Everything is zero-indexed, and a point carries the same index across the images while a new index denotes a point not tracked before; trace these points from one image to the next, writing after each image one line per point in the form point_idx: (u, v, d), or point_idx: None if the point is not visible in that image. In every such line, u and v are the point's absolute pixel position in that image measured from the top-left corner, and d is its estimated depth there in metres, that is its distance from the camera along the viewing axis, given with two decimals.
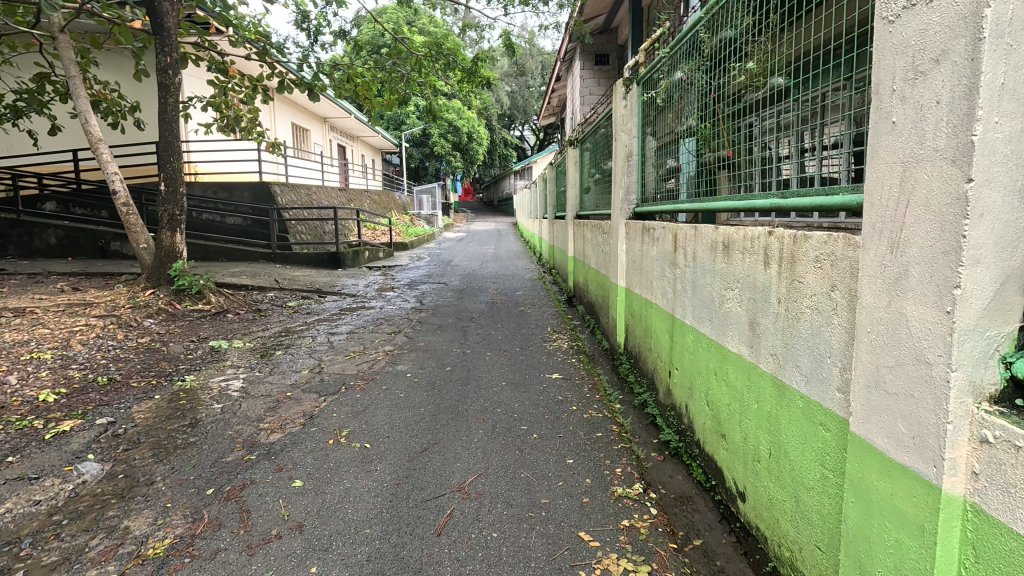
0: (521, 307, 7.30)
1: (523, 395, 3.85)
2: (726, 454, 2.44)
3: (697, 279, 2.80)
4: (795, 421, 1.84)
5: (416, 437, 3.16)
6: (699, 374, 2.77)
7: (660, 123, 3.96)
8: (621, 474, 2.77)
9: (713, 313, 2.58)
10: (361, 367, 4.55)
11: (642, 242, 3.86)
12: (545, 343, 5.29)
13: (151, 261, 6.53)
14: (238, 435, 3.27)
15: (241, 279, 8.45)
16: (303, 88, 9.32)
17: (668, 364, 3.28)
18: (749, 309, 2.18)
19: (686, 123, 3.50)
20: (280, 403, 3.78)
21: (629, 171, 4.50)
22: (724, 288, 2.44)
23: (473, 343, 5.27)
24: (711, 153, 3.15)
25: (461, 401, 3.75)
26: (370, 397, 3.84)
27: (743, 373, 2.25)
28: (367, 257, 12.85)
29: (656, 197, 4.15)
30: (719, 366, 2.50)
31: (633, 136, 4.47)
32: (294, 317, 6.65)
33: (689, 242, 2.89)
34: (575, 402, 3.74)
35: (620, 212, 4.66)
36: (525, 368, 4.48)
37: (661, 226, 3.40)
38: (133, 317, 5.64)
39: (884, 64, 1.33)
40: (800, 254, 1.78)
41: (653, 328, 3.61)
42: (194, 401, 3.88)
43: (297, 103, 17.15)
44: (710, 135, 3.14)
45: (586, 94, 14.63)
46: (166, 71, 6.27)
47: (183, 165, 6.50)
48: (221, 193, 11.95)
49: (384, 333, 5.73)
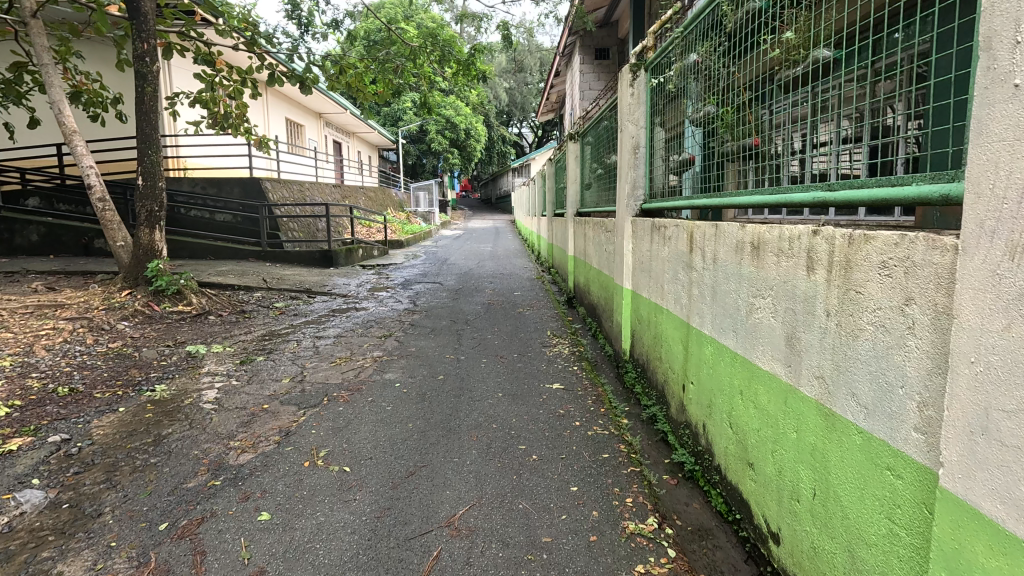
0: (519, 309, 6.97)
1: (521, 409, 3.53)
2: (754, 486, 2.13)
3: (717, 283, 2.49)
4: (849, 459, 1.53)
5: (402, 459, 2.85)
6: (720, 392, 2.46)
7: (671, 112, 3.63)
8: (632, 504, 2.45)
9: (737, 323, 2.27)
10: (347, 376, 4.22)
11: (651, 241, 3.54)
12: (545, 349, 4.96)
13: (128, 260, 6.19)
14: (204, 456, 2.95)
15: (228, 278, 8.11)
16: (295, 81, 8.96)
17: (683, 377, 2.97)
18: (785, 322, 1.87)
19: (701, 111, 3.15)
20: (255, 417, 3.45)
21: (636, 165, 4.16)
22: (753, 295, 2.12)
23: (467, 349, 4.94)
24: (729, 142, 2.81)
25: (453, 415, 3.42)
26: (354, 410, 3.51)
27: (776, 395, 1.94)
28: (361, 255, 12.51)
29: (665, 193, 3.81)
30: (746, 384, 2.19)
31: (640, 127, 4.13)
32: (280, 319, 6.32)
33: (708, 242, 2.58)
34: (578, 416, 3.41)
35: (626, 208, 4.33)
36: (524, 376, 4.16)
37: (673, 224, 3.08)
38: (106, 320, 5.30)
39: (999, 11, 1.01)
40: (858, 256, 1.47)
41: (664, 336, 3.30)
42: (162, 414, 3.55)
43: (290, 97, 16.80)
44: (728, 123, 2.79)
45: (586, 89, 14.32)
46: (143, 59, 5.91)
47: (163, 158, 6.15)
48: (211, 189, 11.59)
49: (374, 337, 5.40)
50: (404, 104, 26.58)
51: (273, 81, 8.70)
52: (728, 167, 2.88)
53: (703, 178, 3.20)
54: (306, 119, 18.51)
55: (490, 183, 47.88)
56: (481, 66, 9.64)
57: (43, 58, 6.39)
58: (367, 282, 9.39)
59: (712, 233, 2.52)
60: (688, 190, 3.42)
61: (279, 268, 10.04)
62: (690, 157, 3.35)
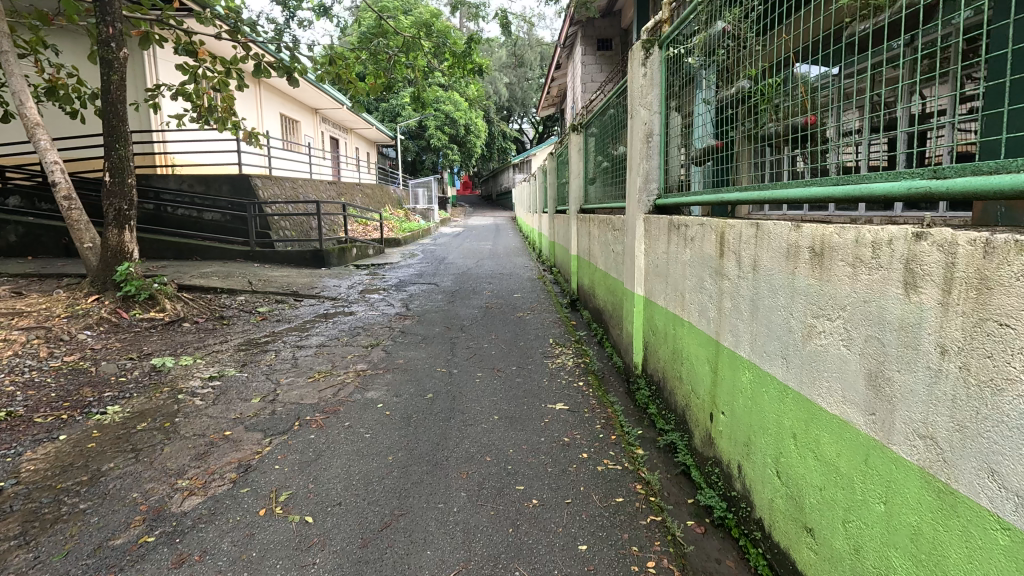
0: (519, 312, 6.49)
1: (521, 436, 3.07)
2: (813, 557, 1.68)
3: (757, 295, 2.03)
4: (979, 562, 1.09)
5: (377, 505, 2.40)
6: (761, 430, 2.01)
7: (695, 92, 3.13)
8: (656, 570, 1.98)
9: (789, 348, 1.81)
10: (325, 394, 3.74)
11: (668, 241, 3.09)
12: (547, 359, 4.50)
13: (96, 262, 5.73)
14: (143, 500, 2.49)
15: (210, 281, 7.65)
16: (281, 72, 8.44)
17: (711, 405, 2.52)
18: (867, 355, 1.41)
19: (733, 88, 2.66)
20: (212, 448, 2.98)
21: (649, 154, 3.67)
22: (813, 315, 1.66)
23: (461, 361, 4.47)
24: (772, 122, 2.32)
25: (440, 446, 2.96)
26: (327, 439, 3.06)
27: (850, 450, 1.49)
28: (355, 254, 12.03)
29: (682, 186, 3.35)
30: (801, 427, 1.74)
31: (654, 112, 3.64)
32: (261, 326, 5.86)
33: (744, 246, 2.12)
34: (585, 446, 2.95)
35: (636, 204, 3.85)
36: (524, 395, 3.69)
37: (697, 222, 2.62)
38: (66, 330, 4.85)
39: None
40: (1007, 274, 1.02)
41: (686, 354, 2.85)
42: (107, 443, 3.09)
43: (283, 92, 16.34)
44: (772, 98, 2.30)
45: (587, 81, 13.80)
46: (108, 45, 5.43)
47: (131, 152, 5.67)
48: (198, 187, 11.14)
49: (360, 347, 4.93)
50: (401, 99, 26.04)
51: (258, 72, 8.18)
52: (771, 152, 2.37)
53: (737, 168, 2.71)
54: (302, 116, 18.12)
55: (490, 180, 47.27)
56: (476, 59, 9.39)
57: (4, 45, 5.91)
58: (360, 283, 8.91)
59: (750, 233, 2.07)
60: (713, 183, 2.94)
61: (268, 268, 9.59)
62: (717, 143, 2.87)
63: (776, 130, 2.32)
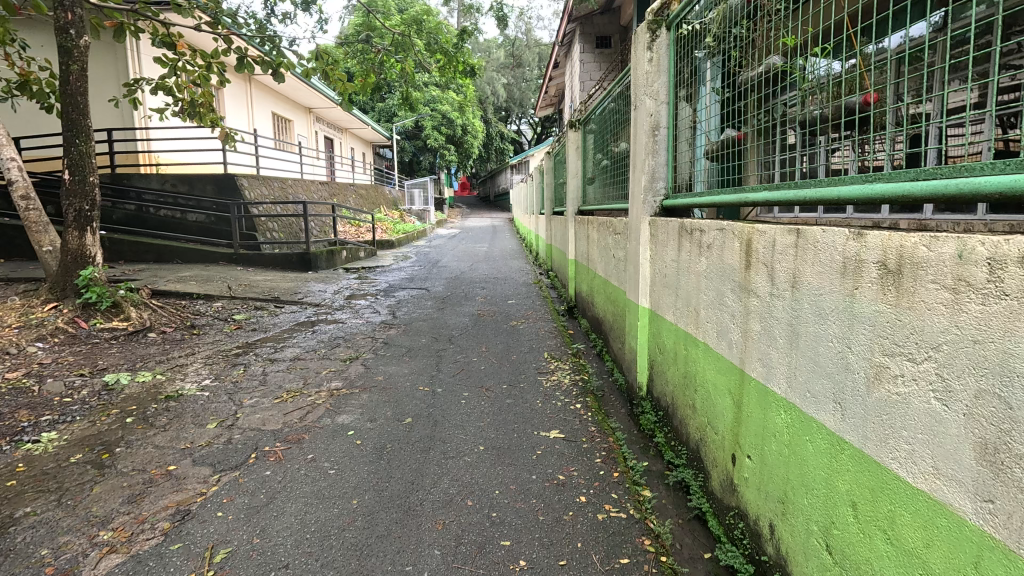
0: (513, 321, 6.06)
1: (509, 473, 2.66)
2: None
3: (798, 319, 1.62)
4: None
5: (332, 568, 1.98)
6: (804, 488, 1.61)
7: (712, 78, 2.71)
8: None
9: (845, 391, 1.41)
10: (291, 419, 3.33)
11: (678, 248, 2.71)
12: (541, 376, 4.08)
13: (56, 267, 5.31)
14: (51, 560, 2.07)
15: (187, 286, 7.23)
16: (266, 67, 7.99)
17: (733, 445, 2.12)
18: (979, 416, 1.01)
19: (758, 66, 2.23)
20: (149, 489, 2.56)
21: (656, 150, 3.25)
22: (887, 354, 1.25)
23: (446, 377, 4.07)
24: (814, 105, 1.90)
25: (415, 486, 2.54)
26: (285, 476, 2.65)
27: (946, 544, 1.09)
28: (345, 257, 11.60)
29: (693, 186, 2.97)
30: (862, 496, 1.34)
31: (660, 101, 3.21)
32: (234, 336, 5.44)
33: (780, 258, 1.71)
34: (584, 486, 2.54)
35: (640, 206, 3.44)
36: (515, 420, 3.27)
37: (717, 227, 2.22)
38: (15, 342, 4.43)
39: None
40: None
41: (702, 381, 2.45)
42: (30, 481, 2.66)
43: (275, 90, 15.93)
44: (815, 76, 1.88)
45: (586, 79, 13.40)
46: (66, 31, 5.01)
47: (93, 148, 5.25)
48: (182, 187, 10.82)
49: (337, 362, 4.50)
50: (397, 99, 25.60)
51: (241, 66, 7.74)
52: (813, 142, 1.94)
53: (751, 163, 2.36)
54: (295, 115, 17.72)
55: (489, 181, 46.91)
56: (469, 59, 8.98)
57: None
58: (346, 288, 8.48)
59: (787, 244, 1.67)
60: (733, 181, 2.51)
61: (251, 272, 9.17)
62: (737, 135, 2.44)
63: (821, 114, 1.89)
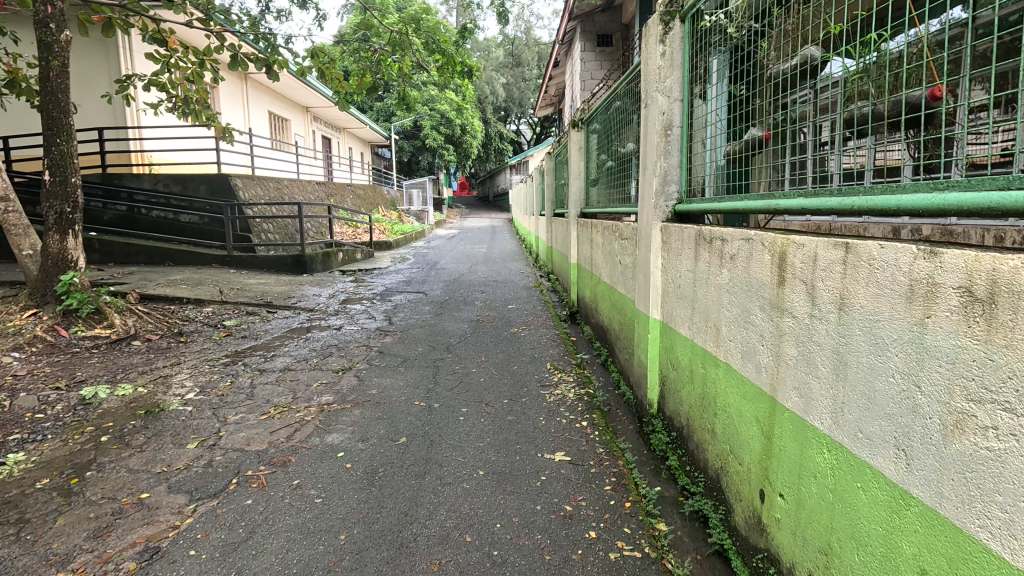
0: (513, 327, 5.84)
1: (511, 503, 2.45)
2: None
3: (848, 347, 1.41)
4: None
5: None
6: (854, 543, 1.39)
7: (733, 72, 2.48)
8: None
9: (911, 438, 1.20)
10: (276, 438, 3.11)
11: (695, 257, 2.50)
12: (544, 390, 3.85)
13: (36, 272, 5.08)
14: None
15: (177, 290, 7.00)
16: (260, 64, 7.75)
17: (761, 480, 1.91)
18: None
19: (788, 59, 2.02)
20: (117, 521, 2.34)
21: (668, 151, 3.04)
22: (975, 401, 1.04)
23: (444, 390, 3.85)
24: (864, 101, 1.66)
25: (408, 519, 2.32)
26: (267, 506, 2.43)
27: None
28: (342, 260, 11.37)
29: (710, 189, 2.76)
30: (936, 565, 1.13)
31: (672, 99, 3.00)
32: (223, 344, 5.22)
33: (824, 276, 1.50)
34: (594, 519, 2.32)
35: (650, 210, 3.22)
36: (517, 440, 3.05)
37: (742, 237, 2.01)
38: None
39: None
40: None
41: (723, 404, 2.23)
42: None
43: (271, 89, 15.71)
44: (863, 67, 1.66)
45: (587, 78, 13.19)
46: (46, 25, 4.79)
47: (74, 148, 5.02)
48: (176, 187, 10.64)
49: (329, 373, 4.27)
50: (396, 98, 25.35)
51: (234, 63, 7.53)
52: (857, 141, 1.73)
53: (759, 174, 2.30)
54: (292, 115, 17.53)
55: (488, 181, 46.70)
56: (468, 60, 8.69)
57: None
58: (342, 291, 8.26)
59: (834, 259, 1.45)
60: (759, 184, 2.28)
61: (244, 275, 8.95)
62: (763, 135, 2.21)
63: (874, 111, 1.65)
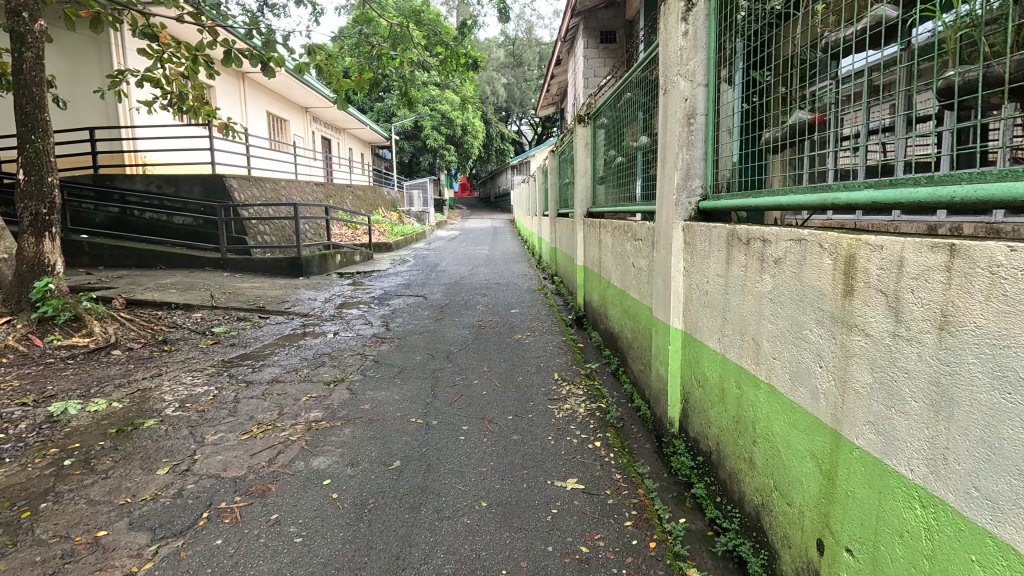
0: (517, 333, 5.54)
1: (518, 543, 2.14)
2: None
3: (954, 380, 1.10)
4: None
5: None
6: None
7: (769, 49, 2.20)
8: None
9: None
10: (257, 461, 2.81)
11: (727, 261, 2.20)
12: (551, 404, 3.55)
13: (11, 277, 4.78)
14: None
15: (165, 295, 6.70)
16: (256, 61, 7.42)
17: (817, 527, 1.60)
18: None
19: (851, 24, 1.71)
20: (65, 567, 2.03)
21: (692, 141, 2.73)
22: None
23: (442, 405, 3.55)
24: (971, 64, 1.35)
25: (400, 564, 2.01)
26: (240, 546, 2.13)
27: None
28: (340, 262, 11.08)
29: (739, 185, 2.46)
30: None
31: (697, 83, 2.68)
32: (209, 353, 4.92)
33: (916, 286, 1.20)
34: (615, 565, 2.01)
35: (669, 209, 2.90)
36: (523, 465, 2.74)
37: (794, 238, 1.70)
38: None
39: None
40: None
41: (765, 431, 1.92)
42: None
43: (270, 88, 15.42)
44: (977, 21, 1.33)
45: (590, 76, 12.84)
46: (19, 14, 4.50)
47: (50, 144, 4.73)
48: (168, 188, 10.36)
49: (320, 386, 3.96)
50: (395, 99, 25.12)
51: (228, 60, 7.19)
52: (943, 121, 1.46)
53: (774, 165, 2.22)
54: (291, 115, 17.25)
55: (488, 181, 46.44)
56: (471, 51, 8.29)
57: None
58: (338, 295, 7.97)
59: (933, 266, 1.15)
60: (812, 175, 1.98)
61: (238, 278, 8.65)
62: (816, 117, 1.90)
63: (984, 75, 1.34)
